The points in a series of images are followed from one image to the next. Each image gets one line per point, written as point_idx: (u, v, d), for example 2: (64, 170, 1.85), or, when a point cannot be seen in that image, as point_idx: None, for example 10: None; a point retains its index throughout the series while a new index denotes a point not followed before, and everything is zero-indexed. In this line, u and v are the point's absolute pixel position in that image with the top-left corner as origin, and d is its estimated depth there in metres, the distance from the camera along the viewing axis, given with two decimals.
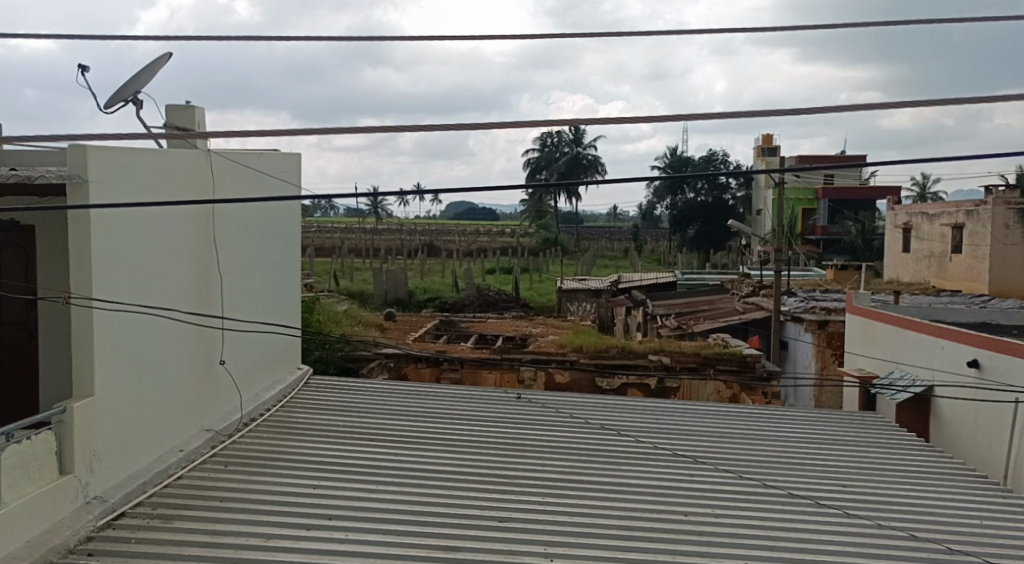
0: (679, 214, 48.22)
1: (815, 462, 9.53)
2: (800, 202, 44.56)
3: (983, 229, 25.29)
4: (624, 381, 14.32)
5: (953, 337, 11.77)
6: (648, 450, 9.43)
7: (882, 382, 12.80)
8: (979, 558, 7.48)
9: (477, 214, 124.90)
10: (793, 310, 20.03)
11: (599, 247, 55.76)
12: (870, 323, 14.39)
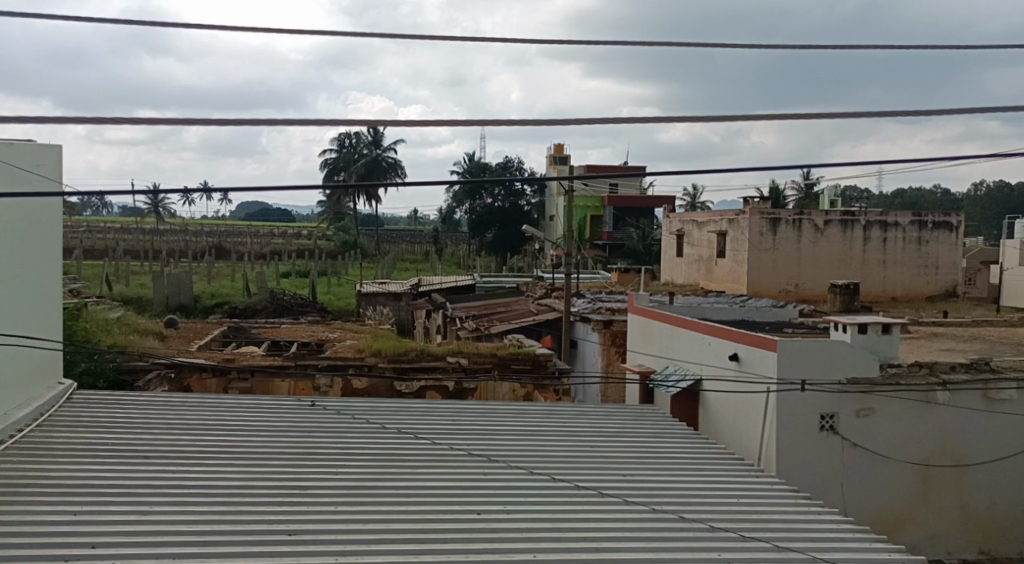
0: (477, 219, 50.16)
1: (606, 457, 11.26)
2: (588, 209, 48.13)
3: (743, 236, 28.60)
4: (423, 384, 15.45)
5: (719, 334, 13.39)
6: (460, 456, 10.80)
7: (659, 377, 14.44)
8: (735, 533, 9.40)
9: (269, 215, 122.68)
10: (582, 312, 21.57)
11: (399, 250, 57.08)
12: (648, 322, 16.15)
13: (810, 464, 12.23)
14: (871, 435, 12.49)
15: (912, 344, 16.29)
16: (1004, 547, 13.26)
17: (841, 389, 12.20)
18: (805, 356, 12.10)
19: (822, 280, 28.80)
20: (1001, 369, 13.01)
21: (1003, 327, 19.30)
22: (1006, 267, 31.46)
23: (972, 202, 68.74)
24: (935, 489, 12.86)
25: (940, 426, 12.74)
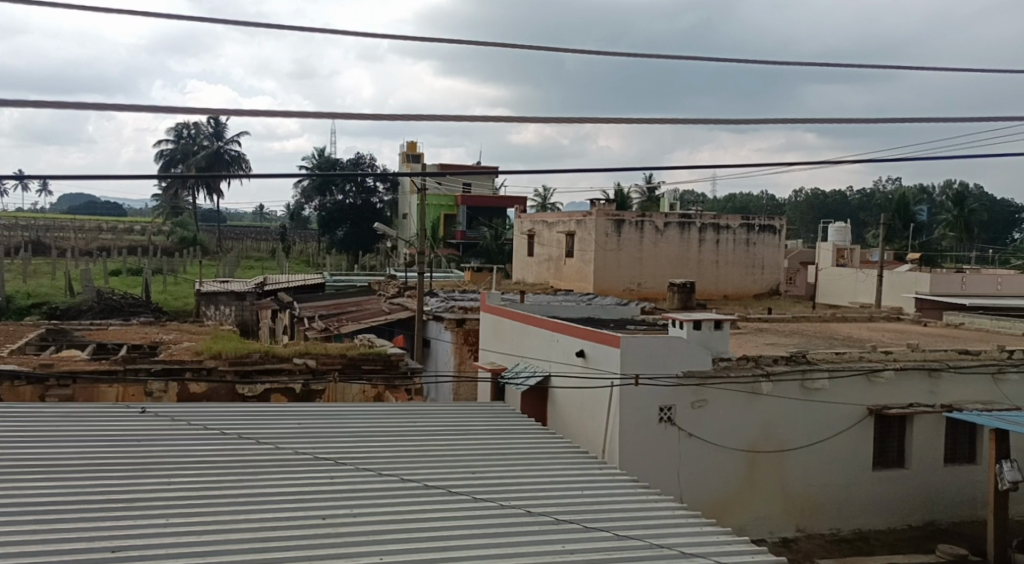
0: (327, 215, 49.65)
1: (454, 455, 11.39)
2: (440, 207, 48.73)
3: (589, 237, 29.49)
4: (267, 386, 15.32)
5: (566, 331, 13.91)
6: (304, 460, 10.68)
7: (509, 374, 14.95)
8: (577, 525, 9.68)
9: (101, 208, 117.32)
10: (435, 310, 21.91)
11: (243, 247, 55.95)
12: (501, 320, 16.75)
13: (647, 455, 12.70)
14: (704, 424, 13.06)
15: (739, 340, 17.43)
16: (828, 525, 13.94)
17: (677, 382, 12.76)
18: (646, 352, 12.65)
19: (662, 279, 30.23)
20: (815, 360, 13.82)
21: (818, 323, 21.18)
22: (822, 267, 34.28)
23: (794, 208, 73.75)
24: (762, 474, 13.50)
25: (764, 414, 13.42)
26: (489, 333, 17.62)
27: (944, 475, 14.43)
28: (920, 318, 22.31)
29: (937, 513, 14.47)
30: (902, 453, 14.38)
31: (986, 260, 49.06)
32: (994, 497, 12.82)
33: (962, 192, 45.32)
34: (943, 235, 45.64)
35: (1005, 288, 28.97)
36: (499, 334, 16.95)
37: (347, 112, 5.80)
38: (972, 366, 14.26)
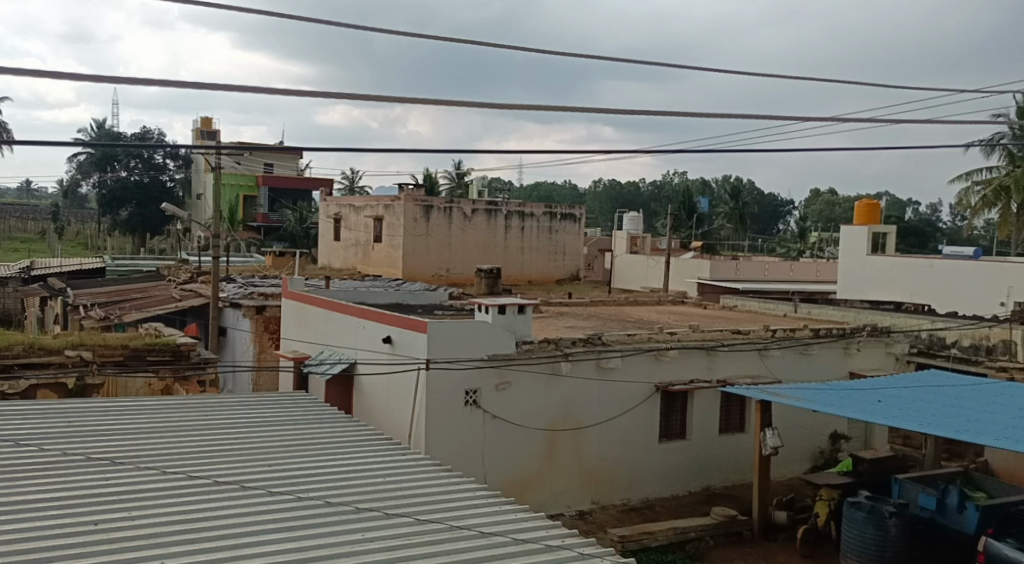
0: (108, 194, 46.29)
1: (251, 450, 10.56)
2: (239, 189, 47.10)
3: (397, 222, 29.42)
4: (33, 383, 14.31)
5: (374, 317, 13.97)
6: (90, 455, 9.82)
7: (313, 362, 14.89)
8: (378, 512, 8.97)
9: None
10: (231, 297, 21.28)
11: (8, 228, 51.78)
12: (304, 307, 16.77)
13: (451, 438, 12.91)
14: (507, 406, 13.41)
15: (542, 323, 18.18)
16: (620, 496, 14.72)
17: (481, 365, 13.05)
18: (452, 337, 12.83)
19: (467, 264, 30.77)
20: (609, 342, 14.55)
21: (612, 307, 22.45)
22: (616, 254, 36.26)
23: (592, 197, 77.21)
24: (561, 453, 14.05)
25: (563, 395, 13.99)
26: (291, 320, 17.48)
27: (717, 444, 15.83)
28: (702, 302, 24.13)
29: (710, 479, 15.83)
30: (683, 426, 15.59)
31: (757, 249, 53.62)
32: (761, 463, 13.99)
33: (738, 186, 49.22)
34: (722, 225, 49.43)
35: (772, 273, 31.98)
36: (305, 322, 16.83)
37: (131, 81, 5.60)
38: (742, 344, 15.80)
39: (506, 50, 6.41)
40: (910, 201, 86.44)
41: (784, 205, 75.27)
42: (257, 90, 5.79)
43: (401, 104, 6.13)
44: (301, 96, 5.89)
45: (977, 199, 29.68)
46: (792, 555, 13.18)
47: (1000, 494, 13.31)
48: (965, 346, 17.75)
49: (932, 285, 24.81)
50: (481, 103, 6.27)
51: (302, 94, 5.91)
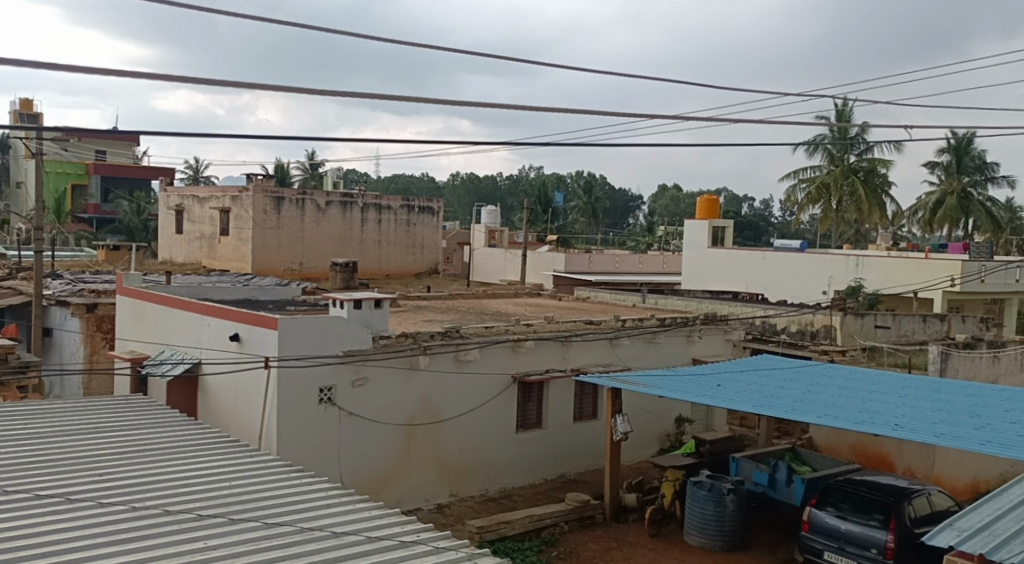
0: None
1: (82, 457, 9.99)
2: (68, 176, 44.05)
3: (245, 214, 28.46)
4: None
5: (221, 315, 13.65)
6: None
7: (153, 363, 14.38)
8: (223, 518, 8.40)
9: None
10: (58, 294, 20.12)
11: None
12: (142, 305, 16.17)
13: (305, 437, 12.72)
14: (362, 402, 13.33)
15: (398, 317, 18.24)
16: (478, 488, 14.89)
17: (335, 363, 12.92)
18: (305, 333, 12.66)
19: (322, 258, 30.33)
20: (467, 334, 14.71)
21: (469, 299, 22.72)
22: (474, 248, 36.64)
23: (450, 191, 77.38)
24: (419, 448, 14.08)
25: (420, 389, 14.05)
26: (129, 319, 16.80)
27: (570, 431, 16.36)
28: (557, 294, 24.72)
29: (565, 465, 16.33)
30: (539, 415, 16.00)
31: (608, 242, 55.39)
32: (612, 449, 14.53)
33: (590, 181, 50.57)
34: (575, 219, 50.73)
35: (622, 265, 33.11)
36: (144, 319, 16.21)
37: None
38: (593, 334, 16.35)
39: (358, 39, 6.31)
40: (747, 196, 91.31)
41: (633, 200, 78.02)
42: (100, 70, 5.63)
43: (252, 88, 6.07)
44: (147, 78, 5.75)
45: (803, 195, 31.79)
46: (640, 534, 13.77)
47: (823, 467, 14.42)
48: (792, 332, 19.82)
49: (767, 276, 26.34)
50: (335, 92, 6.28)
51: (148, 76, 5.76)
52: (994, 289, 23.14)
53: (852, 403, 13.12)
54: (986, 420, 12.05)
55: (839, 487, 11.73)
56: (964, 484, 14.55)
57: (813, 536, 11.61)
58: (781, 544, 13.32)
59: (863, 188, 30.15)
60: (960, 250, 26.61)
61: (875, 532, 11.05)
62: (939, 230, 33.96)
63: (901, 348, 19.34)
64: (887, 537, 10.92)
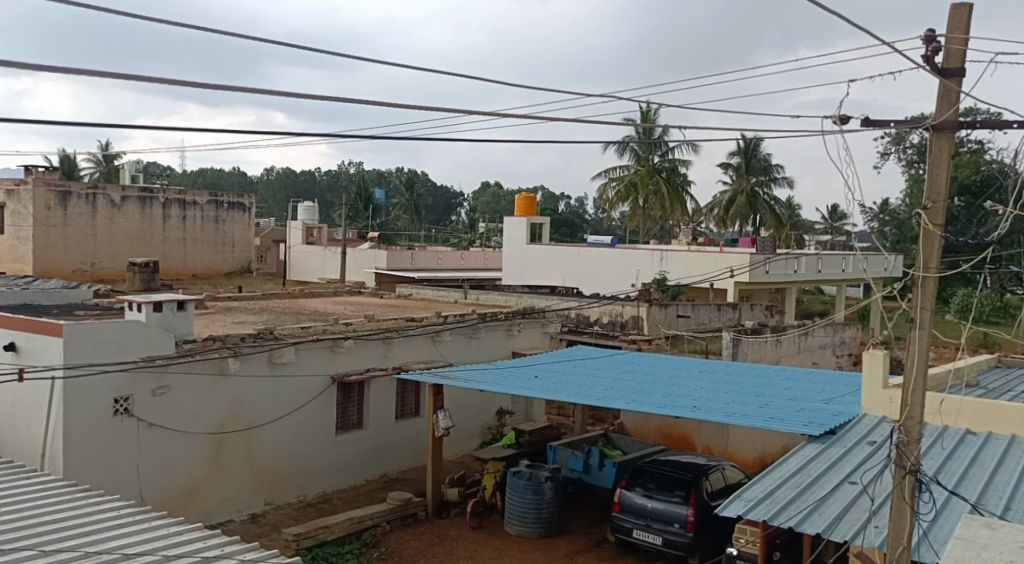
0: None
1: None
2: None
3: (25, 211, 26.24)
4: None
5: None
6: None
7: None
8: None
9: None
10: None
11: None
12: None
13: (99, 453, 11.92)
14: (163, 411, 12.64)
15: (207, 319, 17.48)
16: (294, 494, 14.47)
17: (132, 370, 12.17)
18: (97, 340, 11.85)
19: (120, 258, 28.56)
20: (282, 335, 14.26)
21: (285, 299, 22.11)
22: (291, 245, 35.64)
23: (264, 186, 74.68)
24: (230, 456, 13.53)
25: (230, 393, 13.52)
26: None
27: (392, 429, 16.23)
28: (377, 291, 24.43)
29: (387, 465, 16.18)
30: (360, 415, 15.79)
31: (430, 239, 55.47)
32: (433, 445, 14.53)
33: (411, 177, 50.53)
34: (398, 216, 50.44)
35: (444, 262, 33.24)
36: None
37: None
38: (414, 331, 16.29)
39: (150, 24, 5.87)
40: (565, 195, 94.11)
41: (455, 197, 78.37)
42: None
43: (31, 70, 5.53)
44: None
45: (613, 193, 32.98)
46: (462, 528, 13.86)
47: (633, 450, 15.06)
48: (604, 323, 20.65)
49: (581, 271, 27.17)
50: (133, 79, 5.83)
51: None
52: (779, 278, 24.96)
53: (658, 388, 13.73)
54: (772, 398, 12.95)
55: (646, 467, 12.29)
56: (754, 457, 15.28)
57: (624, 516, 12.07)
58: (595, 526, 13.79)
59: (666, 187, 31.65)
60: (751, 244, 28.46)
61: (677, 507, 11.64)
62: (736, 226, 36.28)
63: (701, 335, 20.47)
64: (687, 512, 11.55)
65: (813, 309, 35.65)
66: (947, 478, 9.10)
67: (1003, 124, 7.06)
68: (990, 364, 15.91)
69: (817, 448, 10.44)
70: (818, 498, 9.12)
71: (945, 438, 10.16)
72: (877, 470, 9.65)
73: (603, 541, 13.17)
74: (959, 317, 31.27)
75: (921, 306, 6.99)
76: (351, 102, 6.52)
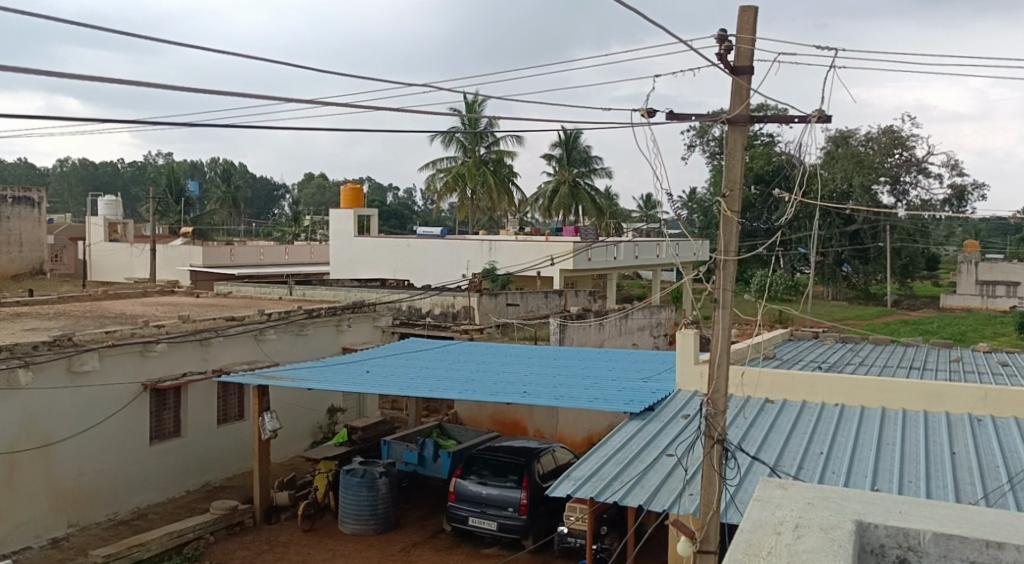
0: None
1: None
2: None
3: None
4: None
5: None
6: None
7: None
8: None
9: None
10: None
11: None
12: None
13: None
14: None
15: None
16: (102, 513, 13.35)
17: None
18: None
19: None
20: (83, 342, 13.13)
21: (87, 301, 20.50)
22: (91, 243, 33.25)
23: (58, 178, 69.50)
24: (25, 476, 12.28)
25: (23, 407, 12.27)
26: None
27: (213, 435, 15.33)
28: (191, 289, 23.12)
29: (208, 474, 15.25)
30: (177, 423, 14.81)
31: (251, 234, 53.51)
32: (259, 449, 13.79)
33: (227, 170, 48.49)
34: (213, 210, 48.29)
35: (265, 257, 32.05)
36: None
37: None
38: (235, 330, 15.47)
39: None
40: (392, 187, 93.29)
41: (275, 189, 76.05)
42: None
43: None
44: None
45: (441, 184, 32.68)
46: (293, 532, 13.22)
47: (467, 439, 14.90)
48: (436, 314, 20.37)
49: (408, 262, 26.81)
50: None
51: None
52: (601, 265, 25.54)
53: (488, 376, 13.62)
54: (596, 379, 13.12)
55: (479, 455, 12.14)
56: (582, 439, 15.44)
57: (459, 505, 11.85)
58: (431, 517, 13.52)
59: (493, 177, 31.76)
60: (573, 232, 28.95)
61: (511, 491, 11.57)
62: (560, 215, 36.95)
63: (529, 322, 20.64)
64: (521, 495, 11.50)
65: (633, 293, 36.81)
66: (749, 445, 9.42)
67: (786, 119, 7.52)
68: (785, 337, 16.80)
69: (638, 424, 10.59)
70: (640, 471, 9.22)
71: (747, 408, 10.54)
72: (690, 441, 9.90)
73: (439, 532, 12.89)
74: (757, 296, 33.17)
75: (722, 287, 7.29)
76: (154, 87, 6.10)
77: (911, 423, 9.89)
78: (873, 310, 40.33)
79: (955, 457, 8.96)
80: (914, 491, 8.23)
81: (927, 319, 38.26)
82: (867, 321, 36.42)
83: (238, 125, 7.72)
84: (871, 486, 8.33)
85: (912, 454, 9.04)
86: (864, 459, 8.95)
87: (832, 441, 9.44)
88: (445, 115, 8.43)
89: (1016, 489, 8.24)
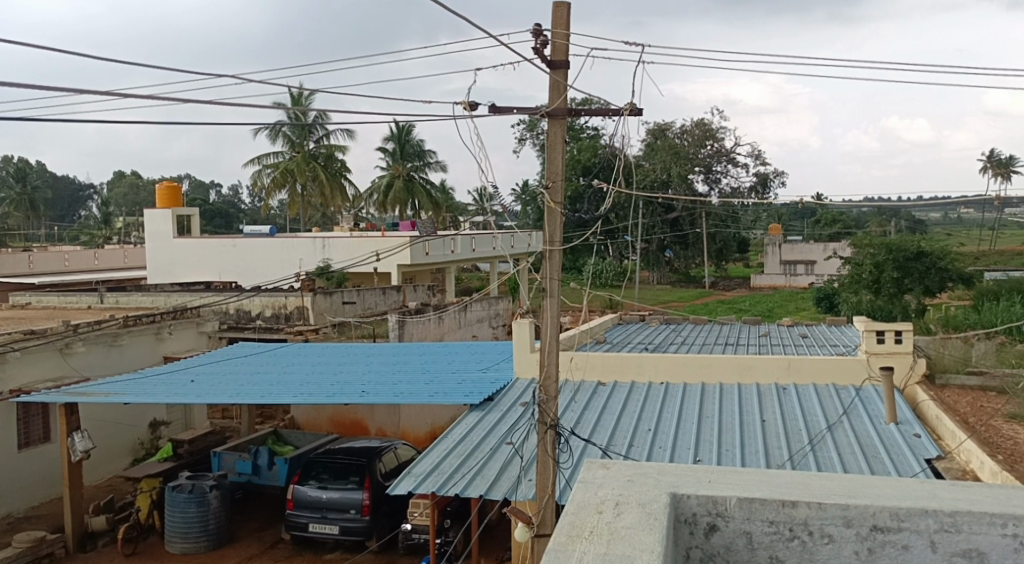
0: None
1: None
2: None
3: None
4: None
5: None
6: None
7: None
8: None
9: None
10: None
11: None
12: None
13: None
14: None
15: None
16: None
17: None
18: None
19: None
20: None
21: None
22: None
23: None
24: None
25: None
26: None
27: (13, 461, 13.90)
28: None
29: (10, 504, 13.82)
30: None
31: (54, 237, 49.74)
32: (69, 472, 12.55)
33: (23, 170, 44.80)
34: (8, 213, 44.52)
35: (71, 263, 29.81)
36: None
37: None
38: (36, 344, 14.09)
39: None
40: (212, 183, 89.44)
41: (81, 189, 71.20)
42: None
43: None
44: None
45: (269, 179, 31.26)
46: (114, 558, 12.11)
47: (304, 444, 14.21)
48: (268, 316, 19.41)
49: (231, 263, 25.56)
50: None
51: None
52: (439, 258, 25.20)
53: (321, 377, 12.98)
54: (431, 373, 12.78)
55: (317, 458, 11.50)
56: (425, 434, 15.03)
57: (297, 512, 11.17)
58: (268, 528, 12.77)
59: (324, 173, 30.79)
60: (410, 226, 28.50)
61: (352, 493, 11.03)
62: (392, 211, 36.36)
63: (366, 319, 20.04)
64: (363, 496, 10.99)
65: (472, 285, 36.69)
66: (582, 429, 9.30)
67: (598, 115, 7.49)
68: (613, 322, 16.99)
69: (476, 416, 10.27)
70: (477, 463, 8.90)
71: (580, 392, 10.46)
72: (525, 430, 9.66)
73: (278, 542, 12.16)
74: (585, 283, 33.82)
75: (548, 277, 7.09)
76: None
77: (728, 395, 10.09)
78: (692, 292, 42.08)
79: (765, 424, 9.20)
80: (729, 460, 8.34)
81: (741, 298, 40.20)
82: (688, 302, 37.92)
83: (23, 119, 6.80)
84: (691, 458, 8.37)
85: (728, 424, 9.21)
86: (686, 433, 9.01)
87: (659, 419, 9.46)
88: (263, 108, 7.88)
89: (816, 449, 8.51)
